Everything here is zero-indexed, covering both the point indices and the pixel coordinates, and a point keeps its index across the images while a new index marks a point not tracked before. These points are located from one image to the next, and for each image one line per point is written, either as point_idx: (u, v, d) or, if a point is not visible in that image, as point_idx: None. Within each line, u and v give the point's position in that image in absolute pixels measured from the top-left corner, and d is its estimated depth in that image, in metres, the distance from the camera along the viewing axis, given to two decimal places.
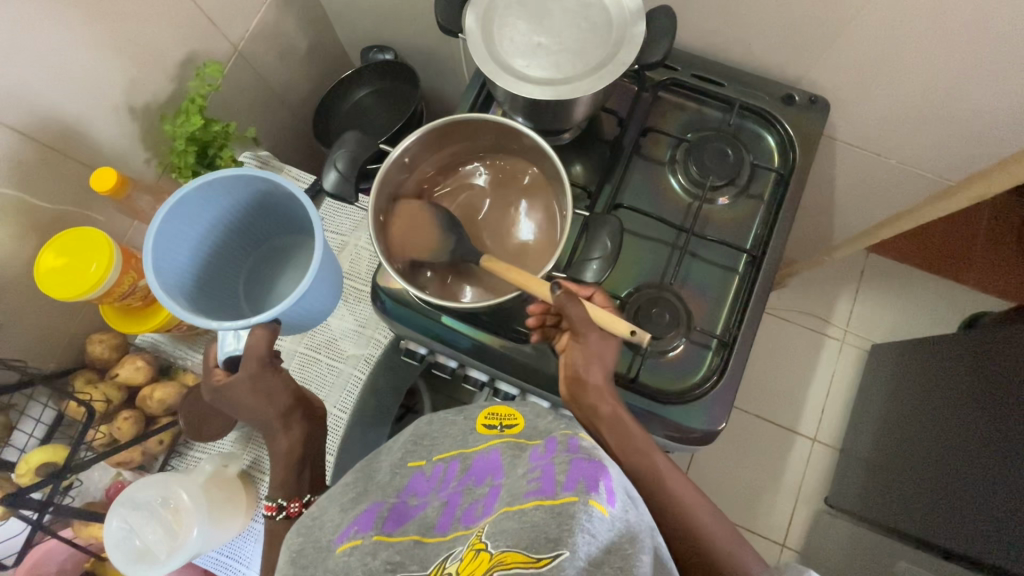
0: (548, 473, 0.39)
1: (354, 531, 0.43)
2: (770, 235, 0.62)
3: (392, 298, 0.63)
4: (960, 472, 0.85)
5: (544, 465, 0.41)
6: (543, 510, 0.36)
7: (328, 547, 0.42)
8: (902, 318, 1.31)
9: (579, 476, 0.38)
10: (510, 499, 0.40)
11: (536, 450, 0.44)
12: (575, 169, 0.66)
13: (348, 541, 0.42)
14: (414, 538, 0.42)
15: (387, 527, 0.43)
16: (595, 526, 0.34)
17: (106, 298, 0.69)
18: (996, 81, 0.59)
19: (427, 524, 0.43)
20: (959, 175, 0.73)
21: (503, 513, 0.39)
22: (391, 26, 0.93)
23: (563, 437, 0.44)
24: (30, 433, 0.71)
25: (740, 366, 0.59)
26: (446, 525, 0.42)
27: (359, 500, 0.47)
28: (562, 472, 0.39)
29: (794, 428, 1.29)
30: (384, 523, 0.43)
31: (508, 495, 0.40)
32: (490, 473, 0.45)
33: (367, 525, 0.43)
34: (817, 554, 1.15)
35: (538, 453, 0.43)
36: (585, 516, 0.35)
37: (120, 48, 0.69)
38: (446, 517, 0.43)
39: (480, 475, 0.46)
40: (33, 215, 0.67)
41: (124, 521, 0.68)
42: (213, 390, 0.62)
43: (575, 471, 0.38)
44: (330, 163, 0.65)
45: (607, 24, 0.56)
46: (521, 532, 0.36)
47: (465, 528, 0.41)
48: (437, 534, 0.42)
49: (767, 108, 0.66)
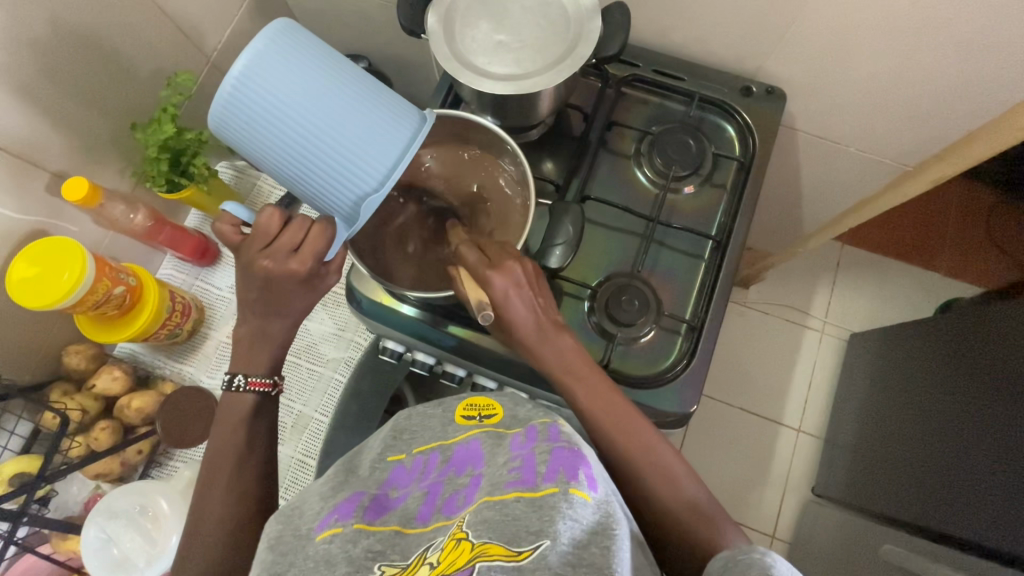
0: (530, 463, 0.41)
1: (334, 520, 0.42)
2: (733, 221, 0.64)
3: (370, 300, 0.64)
4: (940, 453, 0.87)
5: (525, 455, 0.42)
6: (524, 502, 0.37)
7: (307, 535, 0.41)
8: (878, 307, 1.34)
9: (560, 466, 0.39)
10: (491, 488, 0.40)
11: (517, 439, 0.45)
12: (545, 166, 0.68)
13: (329, 528, 0.41)
14: (396, 528, 0.41)
15: (369, 516, 0.43)
16: (578, 511, 0.35)
17: (80, 307, 0.69)
18: (945, 66, 0.62)
19: (408, 515, 0.43)
20: (915, 160, 0.76)
21: (485, 502, 0.39)
22: (363, 36, 0.95)
23: (543, 427, 0.45)
24: (5, 445, 0.70)
25: (709, 349, 0.60)
26: (428, 514, 0.42)
27: (341, 489, 0.46)
28: (543, 462, 0.40)
29: (779, 420, 1.30)
30: (366, 512, 0.43)
31: (489, 485, 0.41)
32: (472, 462, 0.46)
33: (348, 513, 0.42)
34: (805, 544, 1.16)
35: (518, 442, 0.44)
36: (567, 504, 0.36)
37: (90, 58, 0.69)
38: (428, 506, 0.43)
39: (461, 464, 0.46)
40: (6, 227, 0.67)
41: (101, 531, 0.67)
42: (236, 412, 0.56)
43: (556, 460, 0.40)
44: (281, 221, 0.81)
45: (565, 20, 0.58)
46: (502, 524, 0.36)
47: (447, 517, 0.41)
48: (419, 524, 0.42)
49: (725, 99, 0.69)
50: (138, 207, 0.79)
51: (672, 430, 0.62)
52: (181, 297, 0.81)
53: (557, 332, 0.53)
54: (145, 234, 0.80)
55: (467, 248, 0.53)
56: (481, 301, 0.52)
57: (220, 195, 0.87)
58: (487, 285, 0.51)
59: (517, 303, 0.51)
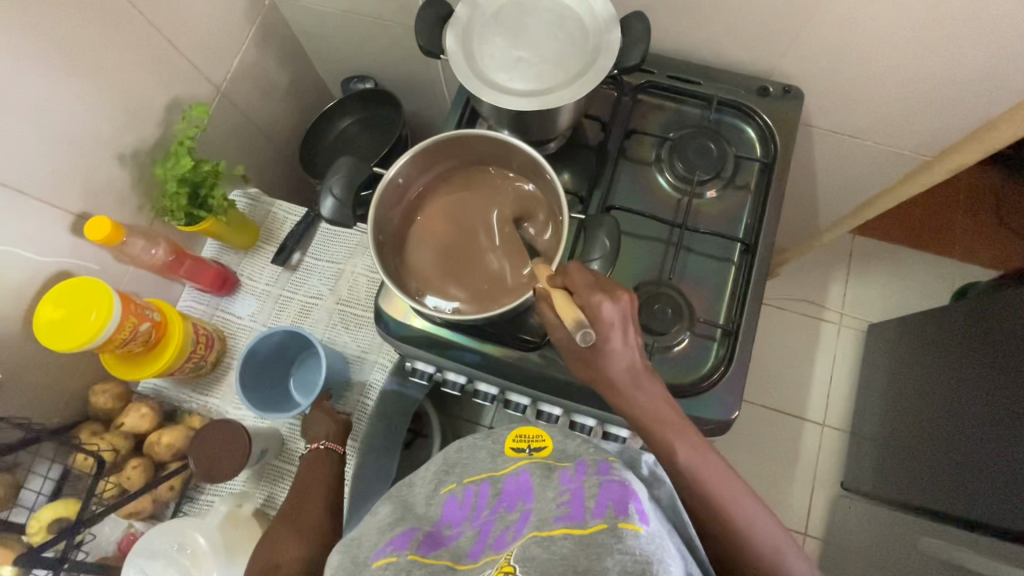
0: (578, 498, 0.39)
1: (390, 550, 0.41)
2: (761, 223, 0.63)
3: (396, 320, 0.63)
4: (969, 440, 0.86)
5: (574, 489, 0.41)
6: (572, 540, 0.35)
7: (364, 564, 0.41)
8: (893, 296, 1.33)
9: (608, 501, 0.37)
10: (540, 524, 0.38)
11: (567, 474, 0.44)
12: (563, 177, 0.68)
13: (385, 556, 0.40)
14: (448, 564, 0.40)
15: (423, 549, 0.42)
16: (628, 545, 0.33)
17: (107, 346, 0.69)
18: (962, 54, 0.61)
19: (460, 553, 0.41)
20: (933, 150, 0.75)
21: (532, 538, 0.37)
22: (370, 56, 0.96)
23: (594, 461, 0.44)
24: (39, 490, 0.69)
25: (747, 354, 0.60)
26: (479, 552, 0.40)
27: (397, 523, 0.45)
28: (591, 496, 0.39)
29: (802, 415, 1.29)
30: (420, 546, 0.42)
31: (538, 520, 0.39)
32: (522, 498, 0.44)
33: (402, 544, 0.42)
34: (838, 540, 1.14)
35: (568, 476, 0.43)
36: (617, 539, 0.34)
37: (106, 96, 0.70)
38: (479, 544, 0.41)
39: (511, 501, 0.45)
40: (29, 270, 0.67)
41: (141, 570, 0.66)
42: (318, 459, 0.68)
43: (605, 495, 0.38)
44: (302, 250, 0.90)
45: (583, 33, 0.58)
46: (551, 562, 0.34)
47: (495, 553, 0.39)
48: (470, 562, 0.39)
49: (743, 101, 0.68)
50: (158, 242, 0.79)
51: (712, 439, 0.61)
52: (204, 329, 0.81)
53: (649, 379, 0.50)
54: (166, 268, 0.80)
55: (576, 269, 0.51)
56: (581, 320, 0.47)
57: (238, 225, 0.86)
58: (595, 311, 0.48)
59: (615, 342, 0.49)
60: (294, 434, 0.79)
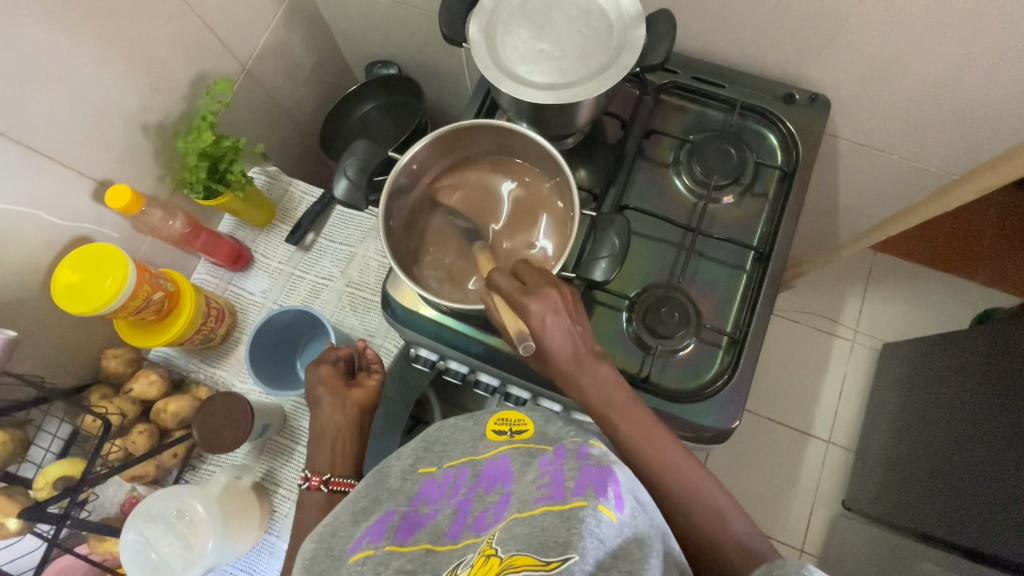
0: (558, 479, 0.38)
1: (366, 543, 0.42)
2: (776, 231, 0.62)
3: (402, 306, 0.63)
4: (978, 469, 0.84)
5: (554, 471, 0.40)
6: (552, 515, 0.35)
7: (340, 557, 0.42)
8: (910, 316, 1.30)
9: (589, 481, 0.37)
10: (521, 505, 0.39)
11: (545, 456, 0.43)
12: (579, 173, 0.67)
13: (361, 550, 0.42)
14: (426, 547, 0.41)
15: (399, 537, 0.43)
16: (603, 531, 0.33)
17: (121, 312, 0.70)
18: (997, 71, 0.59)
19: (438, 532, 0.43)
20: (961, 168, 0.73)
21: (514, 519, 0.37)
22: (395, 41, 0.96)
23: (573, 446, 0.43)
24: (47, 448, 0.72)
25: (752, 363, 0.59)
26: (458, 532, 0.42)
27: (373, 509, 0.47)
28: (571, 478, 0.38)
29: (808, 431, 1.27)
30: (396, 533, 0.43)
31: (518, 502, 0.39)
32: (501, 480, 0.44)
33: (379, 535, 0.43)
34: (835, 559, 1.13)
35: (547, 460, 0.42)
36: (594, 521, 0.34)
37: (133, 66, 0.71)
38: (457, 524, 0.43)
39: (491, 481, 0.45)
40: (50, 233, 0.68)
41: (141, 536, 0.67)
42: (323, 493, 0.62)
43: (584, 477, 0.38)
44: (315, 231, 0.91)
45: (608, 28, 0.57)
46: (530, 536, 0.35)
47: (475, 535, 0.40)
48: (449, 542, 0.41)
49: (768, 107, 0.67)
50: (176, 214, 0.80)
51: (712, 446, 0.60)
52: (216, 303, 0.82)
53: (595, 362, 0.51)
54: (182, 240, 0.81)
55: (502, 274, 0.52)
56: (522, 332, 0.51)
57: (255, 202, 0.87)
58: (525, 315, 0.50)
59: (554, 336, 0.50)
60: (297, 410, 0.80)
